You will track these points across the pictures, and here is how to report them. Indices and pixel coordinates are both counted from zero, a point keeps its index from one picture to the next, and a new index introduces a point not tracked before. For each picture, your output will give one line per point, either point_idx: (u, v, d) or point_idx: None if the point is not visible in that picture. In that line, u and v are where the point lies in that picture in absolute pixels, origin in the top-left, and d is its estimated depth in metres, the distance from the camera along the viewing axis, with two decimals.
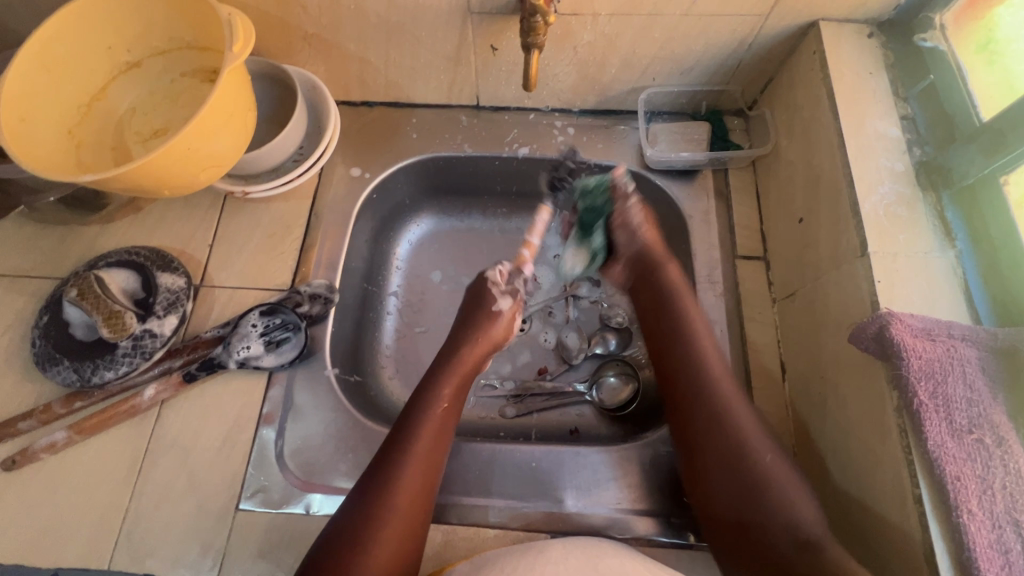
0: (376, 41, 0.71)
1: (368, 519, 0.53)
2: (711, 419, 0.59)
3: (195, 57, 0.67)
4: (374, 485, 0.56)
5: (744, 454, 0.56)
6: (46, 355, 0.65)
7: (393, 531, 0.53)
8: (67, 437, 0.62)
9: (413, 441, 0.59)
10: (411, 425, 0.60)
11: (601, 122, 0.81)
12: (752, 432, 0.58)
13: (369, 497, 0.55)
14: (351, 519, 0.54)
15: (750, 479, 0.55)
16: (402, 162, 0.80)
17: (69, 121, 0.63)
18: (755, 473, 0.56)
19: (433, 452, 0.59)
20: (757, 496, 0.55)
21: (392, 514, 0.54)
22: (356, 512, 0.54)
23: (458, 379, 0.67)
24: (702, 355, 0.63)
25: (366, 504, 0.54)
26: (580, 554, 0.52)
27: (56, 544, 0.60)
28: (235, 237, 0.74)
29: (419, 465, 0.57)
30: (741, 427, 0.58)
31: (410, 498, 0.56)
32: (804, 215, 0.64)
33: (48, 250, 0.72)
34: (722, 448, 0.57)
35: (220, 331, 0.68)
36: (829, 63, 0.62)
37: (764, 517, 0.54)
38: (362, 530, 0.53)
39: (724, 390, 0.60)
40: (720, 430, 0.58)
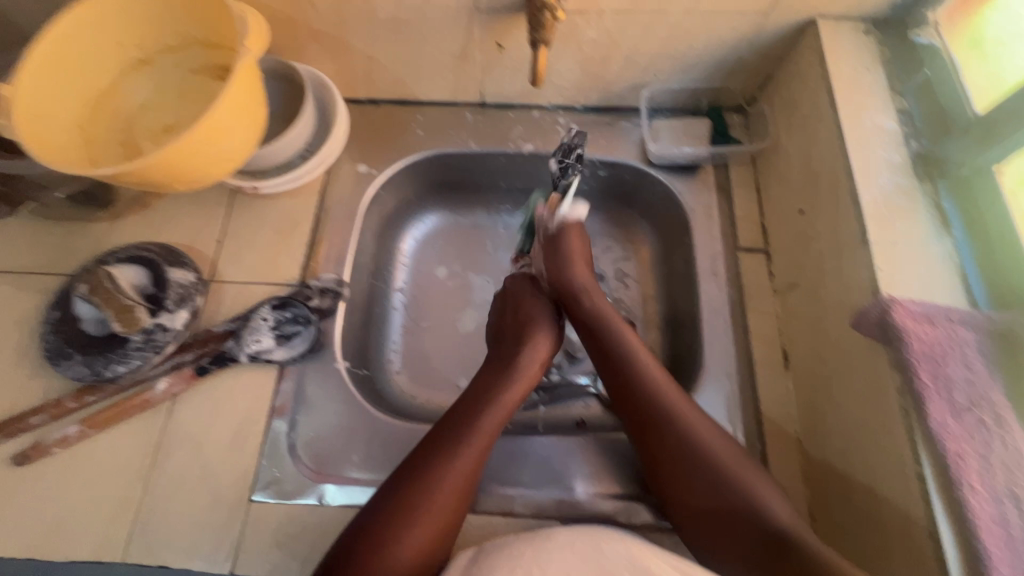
0: (384, 39, 0.72)
1: (409, 505, 0.55)
2: (662, 424, 0.61)
3: (204, 54, 0.68)
4: (420, 474, 0.57)
5: (700, 455, 0.58)
6: (57, 349, 0.65)
7: (431, 520, 0.55)
8: (80, 431, 0.63)
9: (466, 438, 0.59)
10: (469, 423, 0.61)
11: (603, 118, 0.82)
12: (704, 434, 0.59)
13: (413, 484, 0.56)
14: (394, 504, 0.55)
15: (710, 479, 0.57)
16: (408, 158, 0.81)
17: (81, 117, 0.64)
18: (710, 473, 0.57)
19: (482, 456, 0.59)
20: (725, 492, 0.56)
21: (424, 512, 0.55)
22: (399, 497, 0.56)
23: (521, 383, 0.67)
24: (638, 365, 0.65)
25: (411, 491, 0.56)
26: (588, 538, 0.53)
27: (70, 537, 0.60)
28: (244, 233, 0.75)
29: (466, 464, 0.58)
30: (694, 429, 0.60)
31: (452, 492, 0.56)
32: (804, 207, 0.66)
33: (57, 246, 0.72)
34: (673, 451, 0.59)
35: (230, 325, 0.68)
36: (827, 59, 0.64)
37: (737, 517, 0.55)
38: (393, 521, 0.54)
39: (665, 398, 0.62)
40: (672, 433, 0.60)
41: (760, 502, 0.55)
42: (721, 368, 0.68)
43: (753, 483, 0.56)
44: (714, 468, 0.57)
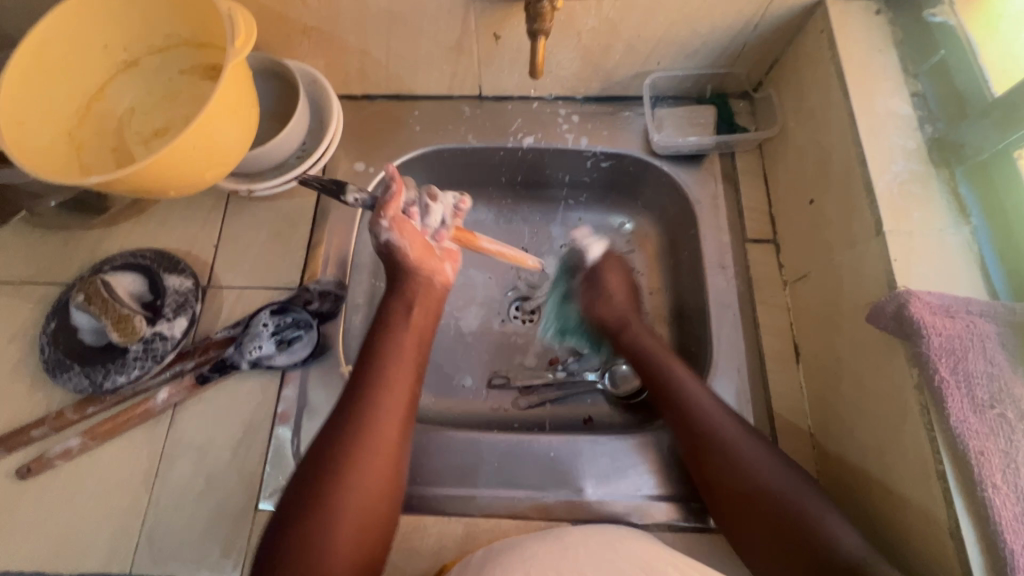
0: (378, 33, 0.70)
1: (339, 451, 0.53)
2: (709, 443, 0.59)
3: (192, 54, 0.66)
4: (341, 420, 0.55)
5: (750, 471, 0.56)
6: (56, 361, 0.64)
7: (363, 467, 0.53)
8: (82, 443, 0.62)
9: (376, 376, 0.59)
10: (379, 359, 0.60)
11: (604, 108, 0.80)
12: (754, 453, 0.57)
13: (340, 430, 0.55)
14: (322, 450, 0.54)
15: (773, 498, 0.54)
16: (406, 155, 0.80)
17: (68, 123, 0.62)
18: (772, 492, 0.55)
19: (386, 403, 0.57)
20: (785, 513, 0.53)
21: (353, 470, 0.53)
22: (325, 445, 0.54)
23: (413, 317, 0.66)
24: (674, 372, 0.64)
25: (335, 437, 0.54)
26: (598, 538, 0.52)
27: (77, 549, 0.59)
28: (241, 237, 0.74)
29: (385, 401, 0.57)
30: (746, 449, 0.57)
31: (376, 436, 0.55)
32: (814, 196, 0.64)
33: (50, 255, 0.71)
34: (733, 479, 0.56)
35: (230, 332, 0.67)
36: (837, 42, 0.61)
37: (801, 540, 0.52)
38: (323, 485, 0.52)
39: (709, 408, 0.60)
40: (727, 452, 0.58)
41: (824, 525, 0.51)
42: (731, 363, 0.66)
43: (820, 509, 0.52)
44: (785, 490, 0.54)
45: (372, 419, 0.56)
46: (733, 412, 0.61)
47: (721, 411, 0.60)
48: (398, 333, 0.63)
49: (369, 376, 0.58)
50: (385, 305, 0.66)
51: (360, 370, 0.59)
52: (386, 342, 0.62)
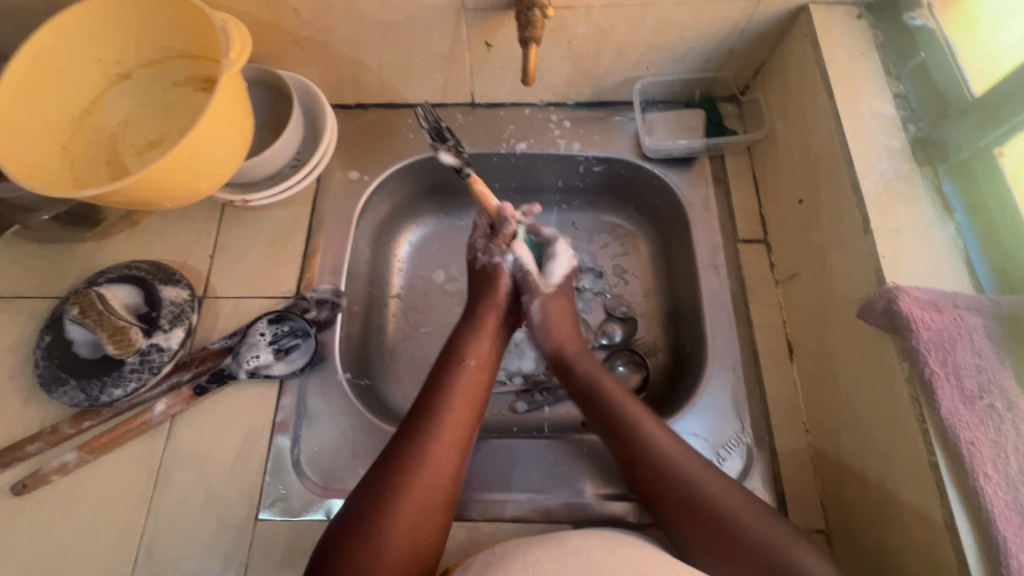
0: (371, 42, 0.70)
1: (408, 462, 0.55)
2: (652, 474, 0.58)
3: (187, 66, 0.66)
4: (411, 431, 0.57)
5: (688, 483, 0.56)
6: (51, 375, 0.64)
7: (426, 481, 0.54)
8: (78, 457, 0.61)
9: (451, 397, 0.60)
10: (452, 378, 0.62)
11: (596, 114, 0.81)
12: (711, 487, 0.55)
13: (410, 440, 0.56)
14: (389, 460, 0.55)
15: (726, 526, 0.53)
16: (400, 163, 0.80)
17: (62, 137, 0.62)
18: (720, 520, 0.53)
19: (461, 421, 0.59)
20: (741, 540, 0.51)
21: (418, 482, 0.54)
22: (392, 456, 0.55)
23: (489, 339, 0.68)
24: (619, 418, 0.62)
25: (405, 447, 0.56)
26: (601, 545, 0.52)
27: (73, 565, 0.59)
28: (236, 247, 0.74)
29: (456, 420, 0.59)
30: (705, 487, 0.55)
31: (445, 449, 0.56)
32: (803, 197, 0.66)
33: (44, 269, 0.71)
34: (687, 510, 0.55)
35: (227, 342, 0.67)
36: (821, 45, 0.63)
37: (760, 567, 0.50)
38: (390, 493, 0.53)
39: (656, 448, 0.58)
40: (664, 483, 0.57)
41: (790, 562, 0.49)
42: (725, 363, 0.67)
43: (793, 547, 0.50)
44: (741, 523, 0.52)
45: (441, 434, 0.57)
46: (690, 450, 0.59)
47: (687, 456, 0.58)
48: (474, 352, 0.66)
49: (448, 391, 0.61)
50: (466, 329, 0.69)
51: (440, 387, 0.61)
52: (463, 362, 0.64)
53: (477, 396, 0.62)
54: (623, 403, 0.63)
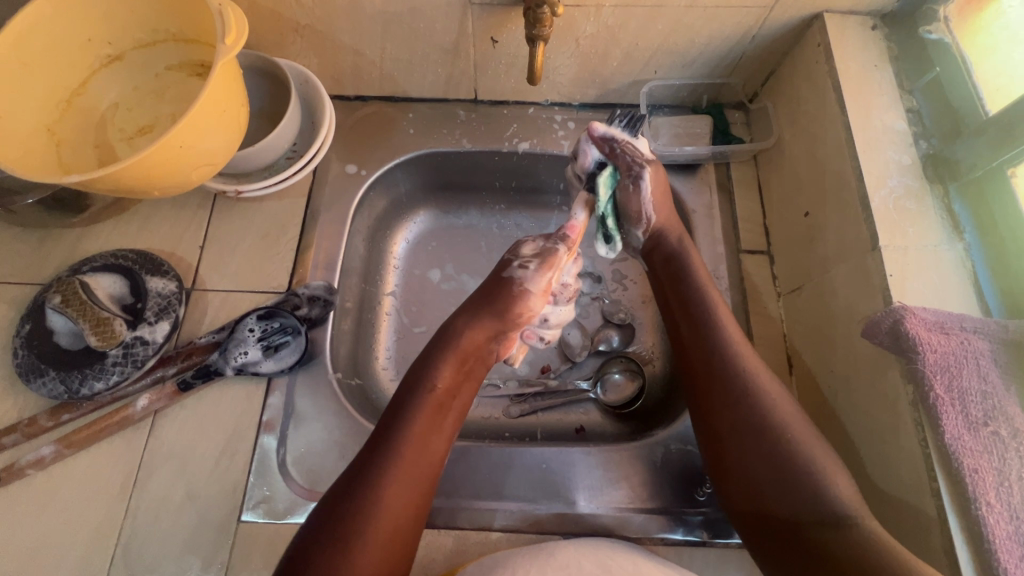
0: (373, 33, 0.68)
1: (372, 491, 0.52)
2: (736, 395, 0.56)
3: (180, 51, 0.65)
4: (364, 472, 0.53)
5: (749, 395, 0.56)
6: (30, 365, 0.62)
7: (389, 513, 0.51)
8: (55, 451, 0.59)
9: (417, 420, 0.57)
10: (420, 397, 0.59)
11: (600, 116, 0.80)
12: (781, 409, 0.55)
13: (373, 470, 0.53)
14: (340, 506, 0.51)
15: (767, 447, 0.53)
16: (399, 159, 0.78)
17: (49, 118, 0.59)
18: (781, 451, 0.53)
19: (428, 448, 0.56)
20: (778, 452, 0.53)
21: (382, 513, 0.51)
22: (351, 495, 0.51)
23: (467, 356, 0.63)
24: (718, 330, 0.60)
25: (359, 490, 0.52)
26: (591, 556, 0.52)
27: (46, 563, 0.57)
28: (228, 239, 0.72)
29: (420, 447, 0.55)
30: (784, 418, 0.54)
31: (408, 482, 0.53)
32: (809, 209, 0.64)
33: (30, 255, 0.69)
34: (753, 440, 0.54)
35: (215, 337, 0.65)
36: (834, 56, 0.62)
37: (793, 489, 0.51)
38: (353, 524, 0.50)
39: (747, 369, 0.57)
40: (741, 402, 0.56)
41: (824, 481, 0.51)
42: None
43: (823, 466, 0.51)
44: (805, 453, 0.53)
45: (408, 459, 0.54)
46: (775, 380, 0.58)
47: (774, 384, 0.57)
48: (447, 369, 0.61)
49: (414, 412, 0.57)
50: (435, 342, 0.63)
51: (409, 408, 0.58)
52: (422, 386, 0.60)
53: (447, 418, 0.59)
54: (719, 315, 0.61)
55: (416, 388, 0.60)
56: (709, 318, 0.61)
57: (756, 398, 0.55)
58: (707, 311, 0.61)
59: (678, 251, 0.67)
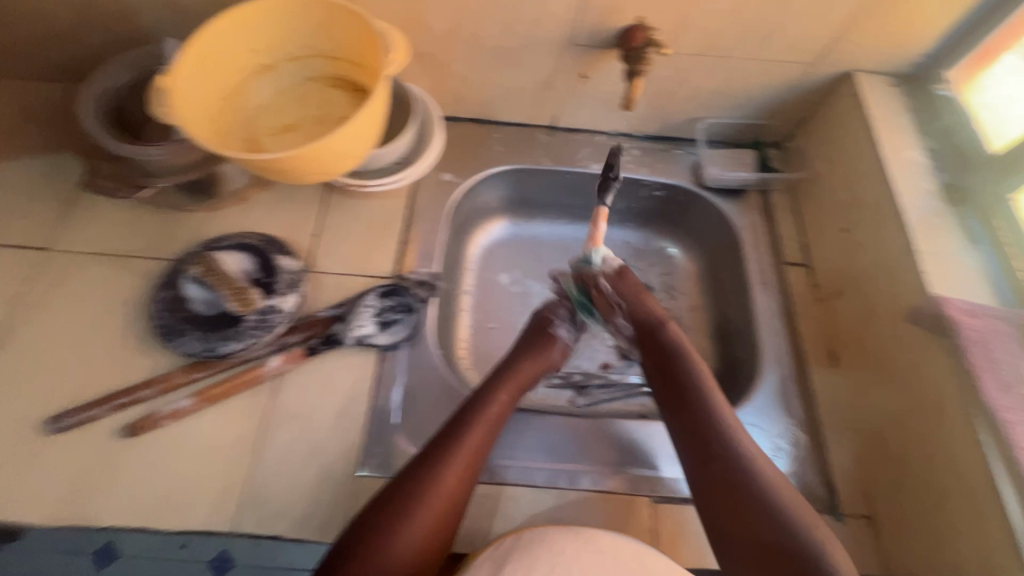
0: (482, 62, 0.81)
1: (410, 502, 0.56)
2: (702, 431, 0.63)
3: (325, 65, 0.75)
4: (411, 479, 0.58)
5: (726, 456, 0.61)
6: (171, 326, 0.68)
7: (422, 524, 0.55)
8: (192, 404, 0.65)
9: (459, 443, 0.60)
10: (465, 422, 0.63)
11: (659, 146, 0.93)
12: (761, 465, 0.60)
13: (411, 481, 0.57)
14: (404, 493, 0.56)
15: (753, 502, 0.57)
16: (487, 171, 0.89)
17: (215, 112, 0.69)
18: (744, 482, 0.59)
19: (466, 471, 0.59)
20: (756, 512, 0.57)
21: (416, 524, 0.55)
22: (393, 501, 0.56)
23: (512, 390, 0.68)
24: (702, 395, 0.66)
25: (407, 496, 0.56)
26: (625, 552, 0.55)
27: (179, 508, 0.61)
28: (339, 229, 0.81)
29: (457, 470, 0.59)
30: (744, 452, 0.61)
31: (443, 501, 0.57)
32: (847, 226, 0.78)
33: (157, 232, 0.77)
34: (717, 471, 0.60)
35: (335, 311, 0.73)
36: (865, 103, 0.76)
37: (775, 548, 0.55)
38: (385, 528, 0.54)
39: (711, 405, 0.66)
40: (701, 430, 0.63)
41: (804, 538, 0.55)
42: (776, 366, 0.77)
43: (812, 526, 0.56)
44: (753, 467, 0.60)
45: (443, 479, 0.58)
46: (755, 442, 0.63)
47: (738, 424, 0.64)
48: (496, 398, 0.66)
49: (459, 435, 0.61)
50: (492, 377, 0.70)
51: (453, 429, 0.62)
52: (483, 404, 0.65)
53: (485, 444, 0.62)
54: (708, 386, 0.67)
55: (462, 412, 0.64)
56: (695, 383, 0.67)
57: (735, 459, 0.60)
58: (695, 378, 0.68)
59: (661, 330, 0.74)
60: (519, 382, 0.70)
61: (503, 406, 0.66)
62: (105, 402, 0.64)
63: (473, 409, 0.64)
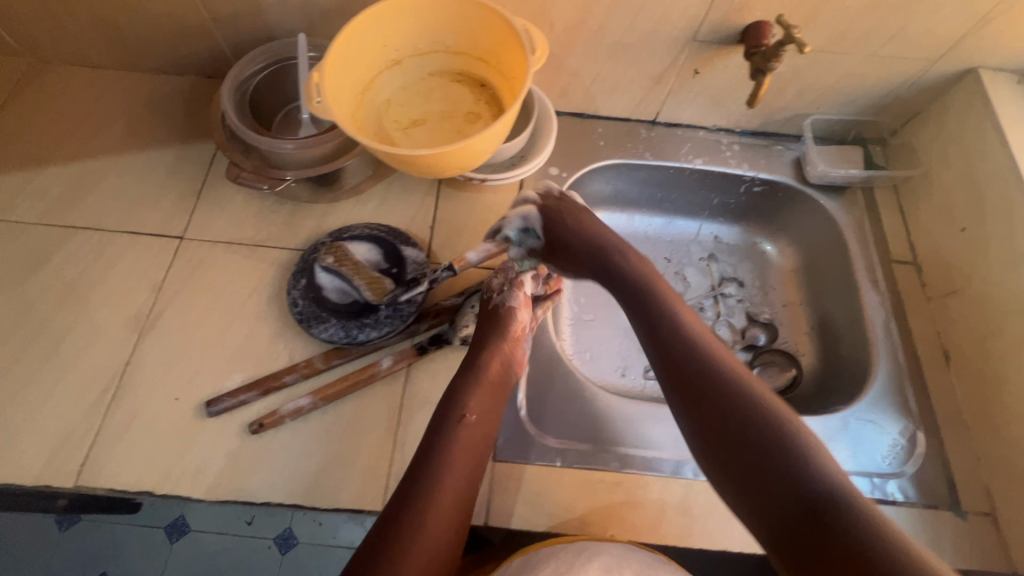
0: (598, 58, 0.81)
1: (418, 509, 0.55)
2: (718, 403, 0.57)
3: (447, 60, 0.76)
4: (419, 486, 0.57)
5: (778, 466, 0.51)
6: (310, 313, 0.71)
7: (435, 529, 0.55)
8: (310, 402, 0.66)
9: (450, 452, 0.59)
10: (451, 428, 0.61)
11: (760, 142, 0.93)
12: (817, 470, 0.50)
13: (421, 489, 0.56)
14: (406, 509, 0.55)
15: (822, 530, 0.47)
16: (591, 165, 0.90)
17: (352, 108, 0.71)
18: (806, 502, 0.49)
19: (467, 476, 0.59)
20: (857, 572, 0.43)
21: (426, 528, 0.54)
22: (406, 506, 0.55)
23: (487, 390, 0.65)
24: (719, 367, 0.59)
25: (417, 502, 0.56)
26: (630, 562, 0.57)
27: (329, 488, 0.64)
28: (454, 221, 0.82)
29: (456, 477, 0.58)
30: (811, 472, 0.50)
31: (449, 508, 0.56)
32: (967, 225, 0.77)
33: (283, 223, 0.79)
34: (764, 484, 0.51)
35: (459, 302, 0.74)
36: (991, 100, 0.76)
37: None
38: (400, 534, 0.54)
39: (752, 394, 0.56)
40: (724, 414, 0.56)
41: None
42: (890, 364, 0.77)
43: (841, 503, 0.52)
44: (810, 477, 0.50)
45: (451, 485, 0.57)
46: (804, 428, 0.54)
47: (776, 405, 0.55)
48: (472, 399, 0.63)
49: (448, 443, 0.60)
50: (464, 372, 0.66)
51: (448, 436, 0.60)
52: (453, 413, 0.62)
53: (477, 451, 0.61)
54: (721, 354, 0.61)
55: (451, 415, 0.62)
56: (709, 354, 0.60)
57: (795, 474, 0.50)
58: (700, 344, 0.61)
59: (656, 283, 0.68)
60: (489, 377, 0.66)
61: (481, 411, 0.63)
62: (252, 387, 0.67)
63: (451, 413, 0.62)
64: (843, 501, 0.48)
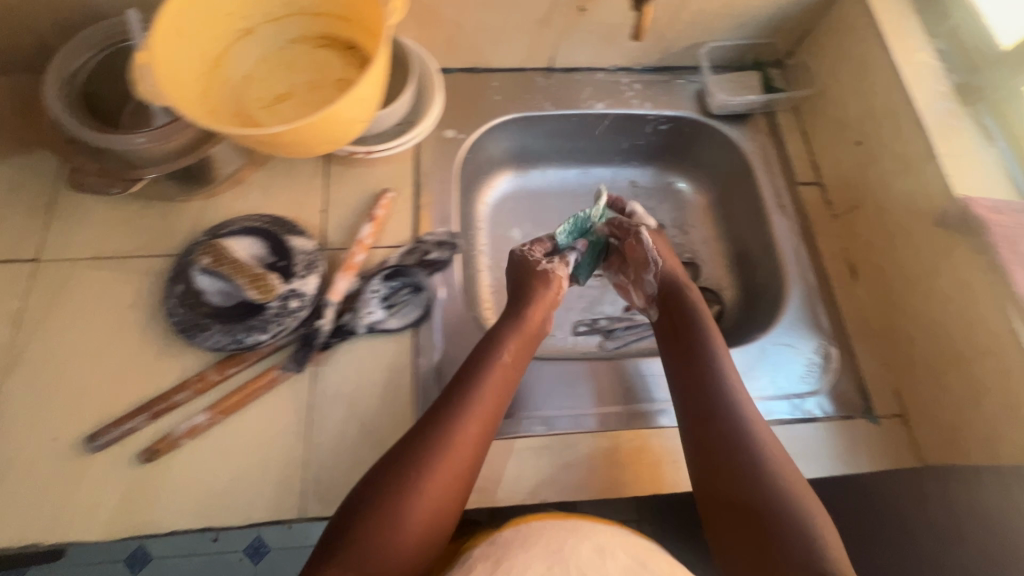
0: (474, 4, 0.75)
1: (416, 469, 0.53)
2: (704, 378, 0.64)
3: (308, 22, 0.69)
4: (414, 452, 0.54)
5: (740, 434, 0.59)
6: (190, 321, 0.65)
7: (429, 495, 0.53)
8: (208, 418, 0.62)
9: (462, 415, 0.57)
10: (466, 392, 0.59)
11: (661, 77, 0.90)
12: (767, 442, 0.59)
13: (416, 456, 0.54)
14: (387, 473, 0.53)
15: (752, 490, 0.55)
16: (489, 123, 0.85)
17: (202, 88, 0.63)
18: (752, 472, 0.56)
19: (478, 442, 0.57)
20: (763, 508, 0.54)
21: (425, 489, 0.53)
22: (406, 463, 0.54)
23: (518, 353, 0.66)
24: (713, 352, 0.67)
25: (411, 462, 0.54)
26: None
27: (241, 503, 0.60)
28: (347, 201, 0.77)
29: (463, 450, 0.56)
30: (765, 452, 0.58)
31: (448, 475, 0.54)
32: (862, 138, 0.78)
33: (153, 227, 0.72)
34: (729, 448, 0.58)
35: (356, 286, 0.70)
36: (872, 8, 0.75)
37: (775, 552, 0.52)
38: (398, 488, 0.52)
39: (731, 386, 0.63)
40: (705, 382, 0.64)
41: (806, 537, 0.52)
42: (802, 285, 0.78)
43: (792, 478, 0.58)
44: (773, 470, 0.56)
45: (456, 449, 0.55)
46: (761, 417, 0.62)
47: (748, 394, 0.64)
48: (497, 368, 0.63)
49: (462, 409, 0.58)
50: (487, 339, 0.66)
51: (460, 398, 0.59)
52: (487, 369, 0.62)
53: (491, 417, 0.59)
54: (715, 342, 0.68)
55: (470, 378, 0.61)
56: (709, 339, 0.68)
57: (755, 450, 0.58)
58: (706, 331, 0.69)
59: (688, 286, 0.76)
60: (515, 350, 0.66)
61: (506, 376, 0.63)
62: (138, 412, 0.62)
63: (469, 380, 0.61)
64: (783, 494, 0.55)
